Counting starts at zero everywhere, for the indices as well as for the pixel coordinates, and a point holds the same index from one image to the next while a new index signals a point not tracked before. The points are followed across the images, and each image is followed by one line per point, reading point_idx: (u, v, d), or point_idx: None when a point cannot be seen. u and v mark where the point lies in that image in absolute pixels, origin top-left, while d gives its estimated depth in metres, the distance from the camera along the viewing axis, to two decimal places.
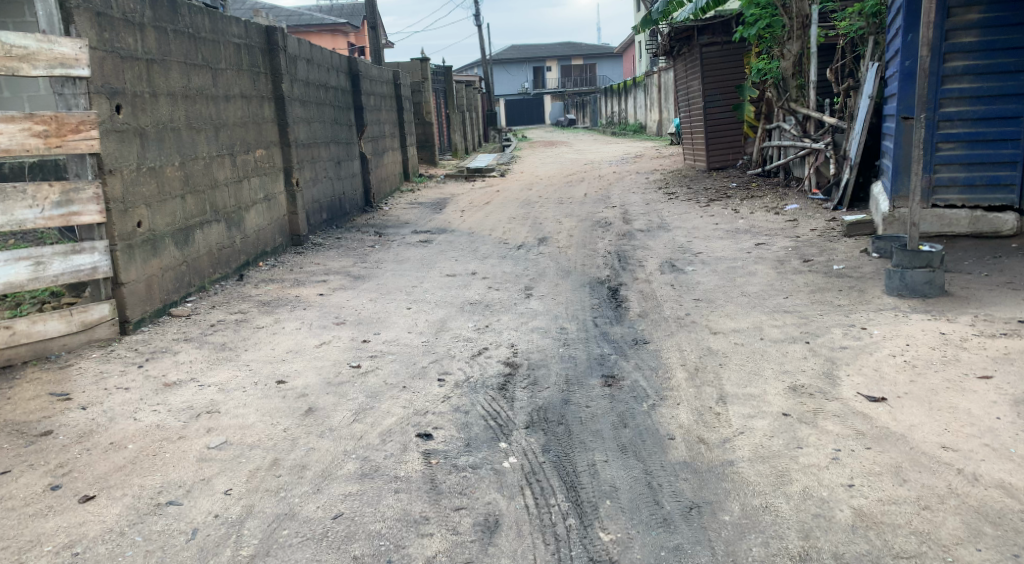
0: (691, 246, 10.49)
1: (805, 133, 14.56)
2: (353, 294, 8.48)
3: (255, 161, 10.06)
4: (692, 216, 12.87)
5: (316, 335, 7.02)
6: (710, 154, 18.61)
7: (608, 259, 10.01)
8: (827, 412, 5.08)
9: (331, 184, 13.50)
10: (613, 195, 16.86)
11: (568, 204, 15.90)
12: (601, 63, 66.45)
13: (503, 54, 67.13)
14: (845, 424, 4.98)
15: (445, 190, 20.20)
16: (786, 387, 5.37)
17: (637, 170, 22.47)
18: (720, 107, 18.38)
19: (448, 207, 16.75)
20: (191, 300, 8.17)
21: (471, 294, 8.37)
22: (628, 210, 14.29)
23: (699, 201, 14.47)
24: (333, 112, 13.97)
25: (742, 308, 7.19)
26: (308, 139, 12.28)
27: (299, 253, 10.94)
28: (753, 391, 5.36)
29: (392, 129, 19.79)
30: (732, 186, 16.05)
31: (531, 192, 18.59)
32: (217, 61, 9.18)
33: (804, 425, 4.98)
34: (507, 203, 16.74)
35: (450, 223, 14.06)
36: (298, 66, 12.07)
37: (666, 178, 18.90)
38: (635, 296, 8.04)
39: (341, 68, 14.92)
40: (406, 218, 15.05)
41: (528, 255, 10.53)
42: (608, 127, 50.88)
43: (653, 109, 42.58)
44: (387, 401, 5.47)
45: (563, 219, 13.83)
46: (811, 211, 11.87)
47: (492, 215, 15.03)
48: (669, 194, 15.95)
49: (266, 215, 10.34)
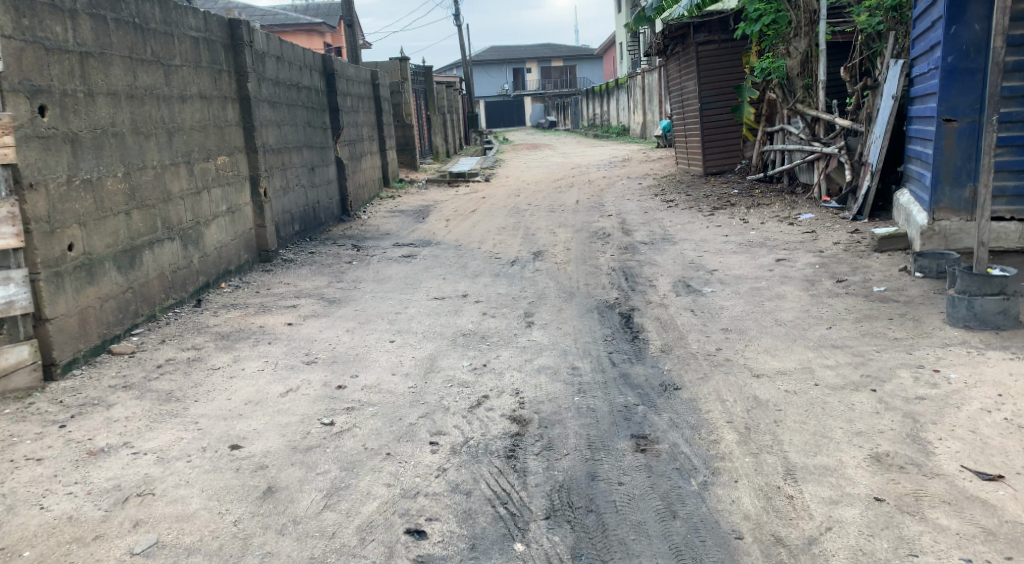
0: (704, 261, 9.46)
1: (813, 137, 13.29)
2: (325, 324, 7.32)
3: (216, 169, 8.94)
4: (698, 226, 11.84)
5: (281, 378, 5.93)
6: (706, 158, 17.56)
7: (612, 276, 8.96)
8: (934, 497, 4.13)
9: (303, 193, 12.34)
10: (607, 202, 15.81)
11: (560, 213, 14.85)
12: (581, 65, 65.50)
13: (482, 55, 66.06)
14: (965, 517, 4.01)
15: (427, 197, 19.14)
16: (868, 457, 4.42)
17: (628, 174, 21.42)
18: (718, 109, 17.30)
19: (431, 215, 15.65)
20: (138, 333, 7.04)
21: (463, 322, 7.28)
22: (626, 219, 13.25)
23: (701, 208, 13.45)
24: (305, 114, 12.84)
25: (783, 341, 6.15)
26: (277, 143, 11.14)
27: (268, 271, 9.76)
28: (828, 463, 4.39)
29: (371, 131, 18.68)
30: (733, 192, 15.05)
31: (518, 198, 17.52)
32: (170, 55, 8.08)
33: (908, 518, 4.02)
34: (494, 211, 15.67)
35: (434, 234, 12.95)
36: (267, 64, 10.95)
37: (661, 184, 17.86)
38: (652, 323, 6.97)
39: (315, 67, 13.80)
40: (385, 229, 13.93)
41: (524, 273, 9.46)
42: (590, 129, 49.90)
43: (636, 111, 41.61)
44: (366, 478, 4.47)
45: (557, 228, 12.77)
46: (830, 220, 10.81)
47: (479, 224, 13.94)
48: (668, 200, 14.93)
49: (229, 229, 9.20)
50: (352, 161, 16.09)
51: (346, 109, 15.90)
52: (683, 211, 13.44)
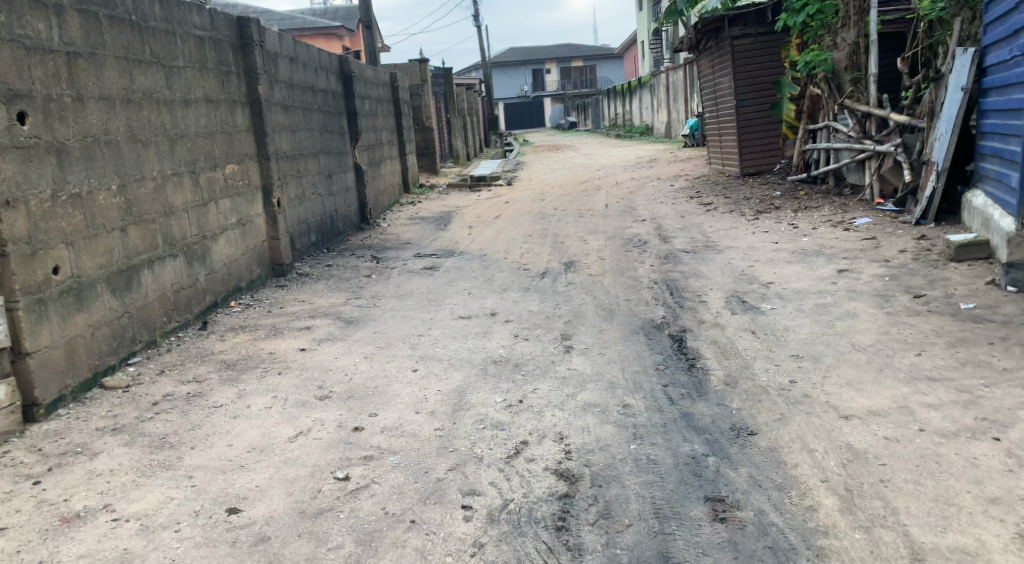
0: (756, 272, 8.66)
1: (864, 134, 12.54)
2: (339, 348, 6.51)
3: (225, 179, 8.01)
4: (742, 232, 11.02)
5: (288, 419, 5.05)
6: (742, 159, 16.74)
7: (656, 290, 8.18)
8: None
9: (319, 201, 11.54)
10: (640, 205, 14.96)
11: (591, 218, 14.04)
12: (601, 65, 64.65)
13: (501, 56, 65.28)
14: None
15: (448, 202, 18.36)
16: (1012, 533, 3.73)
17: (656, 175, 20.60)
18: (754, 107, 16.44)
19: (454, 222, 14.90)
20: (134, 363, 6.16)
21: (494, 346, 6.45)
22: (662, 224, 12.43)
23: (743, 213, 12.61)
24: (320, 118, 12.05)
25: (866, 372, 5.33)
26: (290, 150, 10.31)
27: (282, 287, 8.96)
28: (965, 543, 3.71)
29: (390, 135, 17.95)
30: (775, 194, 14.30)
31: (545, 202, 16.75)
32: (172, 55, 7.14)
33: None
34: (520, 216, 14.90)
35: (458, 242, 12.21)
36: (279, 65, 10.14)
37: (694, 186, 17.05)
38: (710, 348, 6.17)
39: (330, 68, 13.06)
40: (406, 237, 13.20)
41: (557, 285, 8.68)
42: (611, 129, 49.01)
43: (660, 111, 40.70)
44: (389, 556, 3.81)
45: (589, 235, 11.98)
46: (889, 226, 10.02)
47: (506, 231, 13.18)
48: (706, 203, 14.11)
49: (239, 244, 8.35)
50: (371, 166, 15.36)
51: (365, 112, 15.16)
52: (722, 216, 12.61)
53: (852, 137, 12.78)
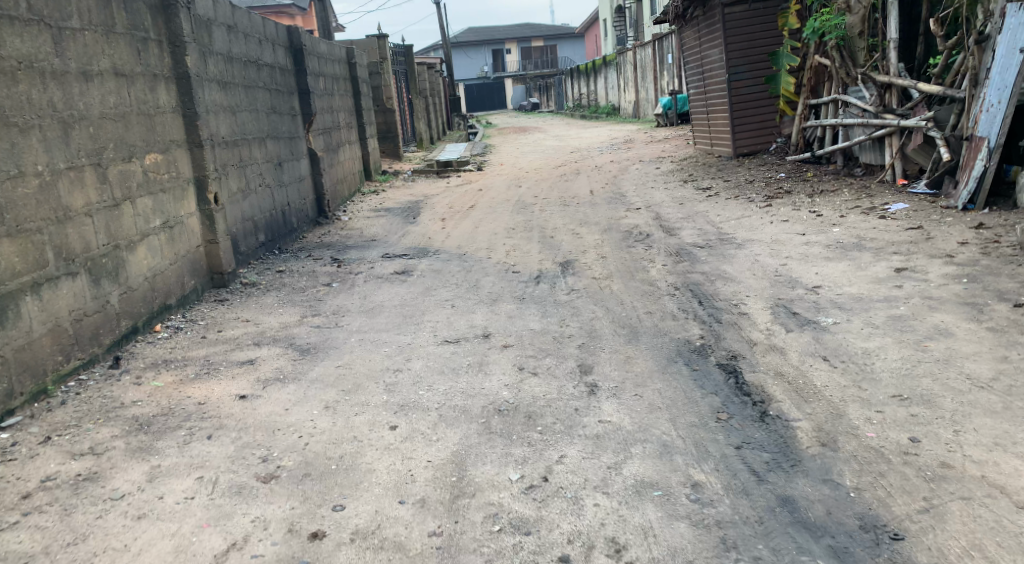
0: (792, 272, 7.31)
1: (883, 107, 11.38)
2: (291, 390, 5.01)
3: (144, 172, 6.43)
4: (757, 222, 9.67)
5: (218, 519, 3.81)
6: (736, 138, 15.58)
7: (680, 298, 6.78)
8: None
9: (268, 194, 9.98)
10: (629, 192, 13.55)
11: (577, 206, 12.62)
12: (562, 45, 63.09)
13: (460, 36, 63.47)
14: None
15: (414, 191, 16.81)
16: None
17: (637, 157, 19.23)
18: (748, 81, 15.31)
19: (423, 215, 13.41)
20: (10, 425, 4.68)
21: (492, 384, 4.96)
22: (661, 213, 11.07)
23: (750, 199, 11.27)
24: (268, 98, 10.45)
25: (1012, 424, 4.10)
26: (231, 134, 8.72)
27: (223, 301, 7.39)
28: None
29: (349, 116, 16.37)
30: (778, 176, 13.06)
31: (522, 190, 15.32)
32: (62, 12, 5.58)
33: None
34: (497, 207, 13.44)
35: (431, 240, 10.72)
36: (214, 33, 8.56)
37: (684, 169, 15.74)
38: (777, 382, 4.76)
39: (279, 41, 11.50)
40: (371, 233, 11.68)
41: (558, 293, 7.24)
42: (576, 110, 47.57)
43: (627, 90, 39.30)
44: None
45: (581, 228, 10.58)
46: (932, 211, 8.73)
47: (484, 225, 11.70)
48: (704, 187, 12.81)
49: (167, 252, 6.77)
50: (329, 153, 13.82)
51: (320, 91, 13.59)
52: (727, 203, 11.27)
53: (869, 110, 11.62)
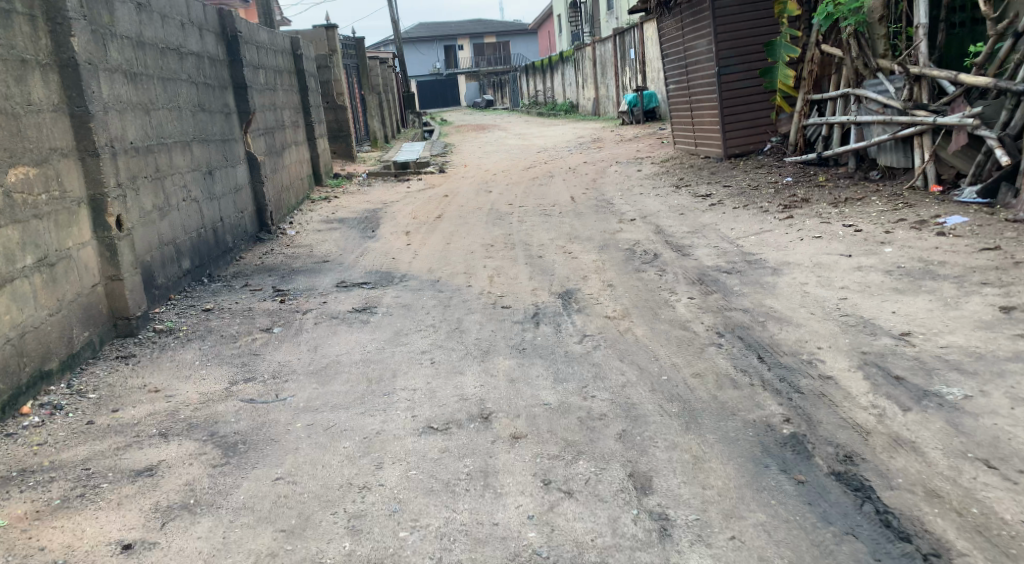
0: (857, 310, 5.76)
1: (911, 101, 9.95)
2: (206, 527, 3.86)
3: (8, 195, 5.01)
4: (784, 238, 8.20)
5: None
6: (726, 138, 14.40)
7: (729, 354, 5.16)
8: None
9: (194, 209, 8.27)
10: (618, 201, 12.07)
11: (558, 219, 11.09)
12: (516, 41, 61.53)
13: (409, 31, 61.54)
14: None
15: (371, 197, 15.11)
16: None
17: (613, 160, 17.79)
18: (739, 74, 14.14)
19: (383, 227, 11.76)
20: None
21: (509, 514, 3.84)
22: (663, 226, 9.57)
23: (762, 209, 9.79)
24: (191, 92, 8.73)
25: None
26: (143, 139, 7.01)
27: (131, 358, 5.68)
28: None
29: (294, 113, 14.61)
30: (783, 181, 11.59)
31: (491, 199, 13.76)
32: None
33: None
34: (467, 219, 11.86)
35: (395, 260, 9.09)
36: (118, 11, 6.90)
37: (670, 173, 14.28)
38: (937, 508, 3.73)
39: (209, 26, 9.80)
40: (321, 251, 9.98)
41: (567, 341, 5.68)
42: (532, 106, 45.99)
43: (585, 86, 37.86)
44: None
45: (571, 247, 9.06)
46: (1002, 226, 7.28)
47: (457, 241, 10.09)
48: (702, 194, 11.37)
49: (43, 298, 5.19)
50: (271, 155, 12.05)
51: (258, 84, 11.84)
52: (735, 213, 9.79)
53: (893, 105, 10.19)
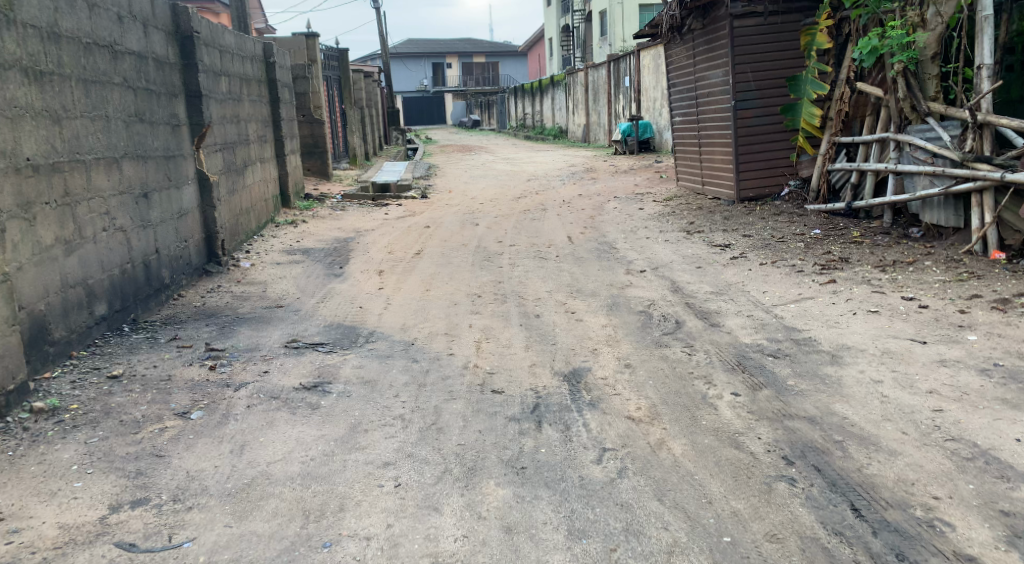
0: (968, 435, 4.48)
1: (968, 152, 8.77)
2: None
3: None
4: (830, 311, 6.85)
5: None
6: (739, 180, 13.08)
7: (813, 498, 4.12)
8: None
9: (119, 239, 6.79)
10: (622, 246, 10.71)
11: (555, 265, 9.72)
12: (505, 63, 60.33)
13: (397, 47, 60.23)
14: None
15: (344, 223, 13.67)
16: None
17: (611, 194, 16.45)
18: (757, 110, 12.88)
19: (354, 262, 10.33)
20: None
21: None
22: (678, 284, 8.22)
23: (793, 268, 8.45)
24: (127, 98, 7.27)
25: None
26: (44, 158, 5.70)
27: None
28: None
29: (260, 128, 13.18)
30: (810, 233, 10.27)
31: (476, 234, 12.36)
32: None
33: None
34: (451, 258, 10.45)
35: (363, 309, 7.66)
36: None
37: (676, 214, 12.94)
38: None
39: (158, 23, 8.38)
40: (278, 291, 8.52)
41: (580, 457, 4.46)
42: (519, 130, 44.74)
43: (576, 112, 36.61)
44: None
45: (574, 304, 7.70)
46: None
47: (439, 287, 8.67)
48: (719, 243, 10.03)
49: None
50: (223, 175, 10.58)
51: (212, 91, 10.38)
52: (760, 272, 8.44)
53: (946, 156, 9.01)
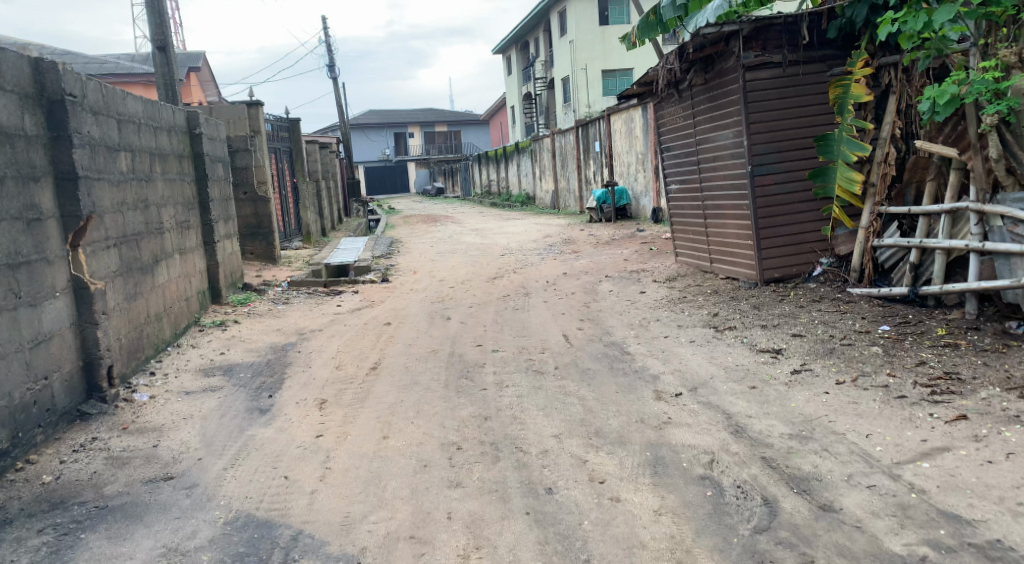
0: None
1: None
2: None
3: None
4: (994, 477, 4.84)
5: None
6: (761, 258, 10.82)
7: None
8: None
9: None
10: (634, 349, 8.43)
11: (555, 382, 7.40)
12: (467, 131, 58.52)
13: (357, 117, 58.32)
14: None
15: (284, 322, 11.27)
16: None
17: (602, 273, 14.14)
18: (778, 174, 10.69)
19: (292, 385, 7.97)
20: None
21: None
22: (736, 422, 5.95)
23: (885, 389, 6.18)
24: None
25: None
26: None
27: None
28: None
29: (179, 212, 10.84)
30: (878, 329, 7.98)
31: (448, 333, 10.04)
32: None
33: None
34: (418, 372, 8.11)
35: (291, 482, 5.37)
36: None
37: (687, 301, 10.66)
38: None
39: None
40: (174, 448, 6.19)
41: None
42: (484, 197, 42.62)
43: (543, 179, 34.58)
44: None
45: (596, 462, 5.43)
46: None
47: (402, 430, 6.33)
48: (765, 347, 7.79)
49: None
50: (114, 280, 8.19)
51: (94, 171, 7.99)
52: (837, 397, 6.19)
53: None
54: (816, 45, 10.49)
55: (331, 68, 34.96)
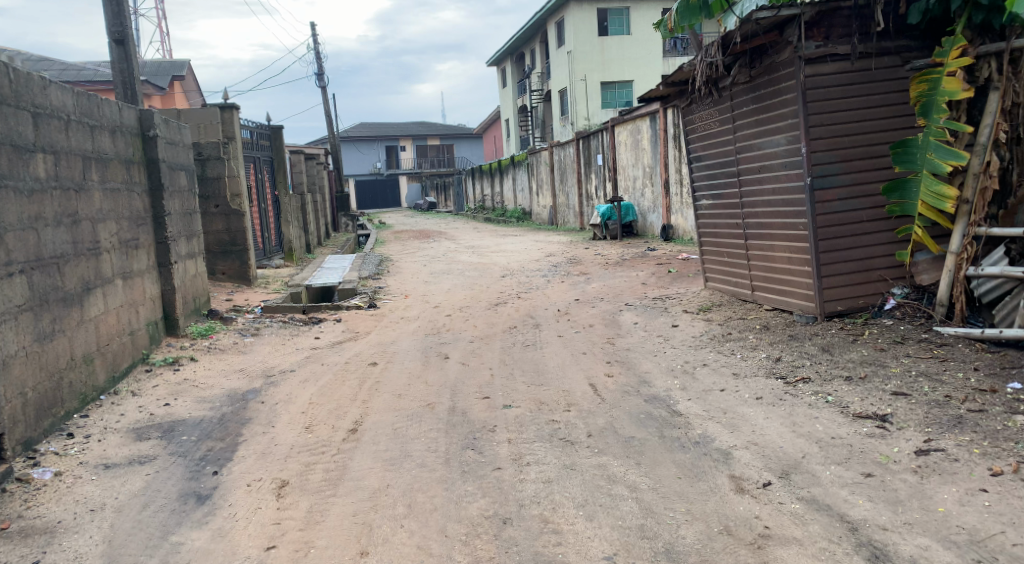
0: None
1: None
2: None
3: None
4: None
5: None
6: (821, 288, 8.94)
7: None
8: None
9: None
10: (684, 408, 6.60)
11: (591, 460, 5.56)
12: (460, 144, 56.69)
13: (348, 130, 56.50)
14: None
15: (250, 361, 9.42)
16: None
17: (621, 300, 12.28)
18: (841, 187, 8.84)
19: (246, 454, 6.15)
20: None
21: None
22: (867, 541, 4.51)
23: None
24: None
25: None
26: None
27: None
28: None
29: (124, 228, 9.00)
30: (1008, 388, 6.15)
31: (446, 379, 8.21)
32: None
33: None
34: (409, 438, 6.27)
35: None
36: None
37: (734, 340, 8.81)
38: None
39: None
40: None
41: None
42: (478, 211, 40.78)
43: (541, 193, 32.77)
44: None
45: None
46: None
47: (389, 541, 4.74)
48: (863, 412, 5.94)
49: None
50: (17, 317, 6.40)
51: None
52: (1003, 499, 4.69)
53: None
54: (891, 34, 8.67)
55: (319, 78, 33.21)
